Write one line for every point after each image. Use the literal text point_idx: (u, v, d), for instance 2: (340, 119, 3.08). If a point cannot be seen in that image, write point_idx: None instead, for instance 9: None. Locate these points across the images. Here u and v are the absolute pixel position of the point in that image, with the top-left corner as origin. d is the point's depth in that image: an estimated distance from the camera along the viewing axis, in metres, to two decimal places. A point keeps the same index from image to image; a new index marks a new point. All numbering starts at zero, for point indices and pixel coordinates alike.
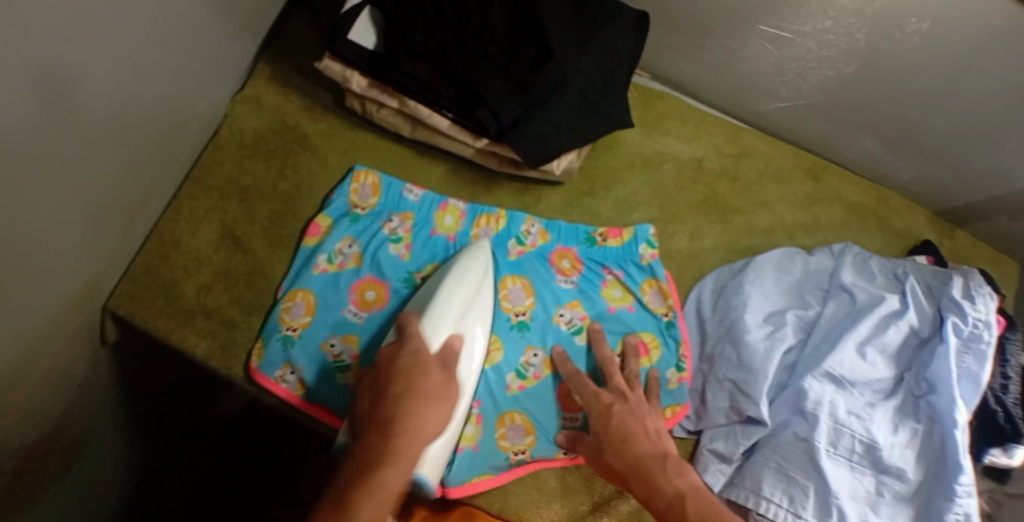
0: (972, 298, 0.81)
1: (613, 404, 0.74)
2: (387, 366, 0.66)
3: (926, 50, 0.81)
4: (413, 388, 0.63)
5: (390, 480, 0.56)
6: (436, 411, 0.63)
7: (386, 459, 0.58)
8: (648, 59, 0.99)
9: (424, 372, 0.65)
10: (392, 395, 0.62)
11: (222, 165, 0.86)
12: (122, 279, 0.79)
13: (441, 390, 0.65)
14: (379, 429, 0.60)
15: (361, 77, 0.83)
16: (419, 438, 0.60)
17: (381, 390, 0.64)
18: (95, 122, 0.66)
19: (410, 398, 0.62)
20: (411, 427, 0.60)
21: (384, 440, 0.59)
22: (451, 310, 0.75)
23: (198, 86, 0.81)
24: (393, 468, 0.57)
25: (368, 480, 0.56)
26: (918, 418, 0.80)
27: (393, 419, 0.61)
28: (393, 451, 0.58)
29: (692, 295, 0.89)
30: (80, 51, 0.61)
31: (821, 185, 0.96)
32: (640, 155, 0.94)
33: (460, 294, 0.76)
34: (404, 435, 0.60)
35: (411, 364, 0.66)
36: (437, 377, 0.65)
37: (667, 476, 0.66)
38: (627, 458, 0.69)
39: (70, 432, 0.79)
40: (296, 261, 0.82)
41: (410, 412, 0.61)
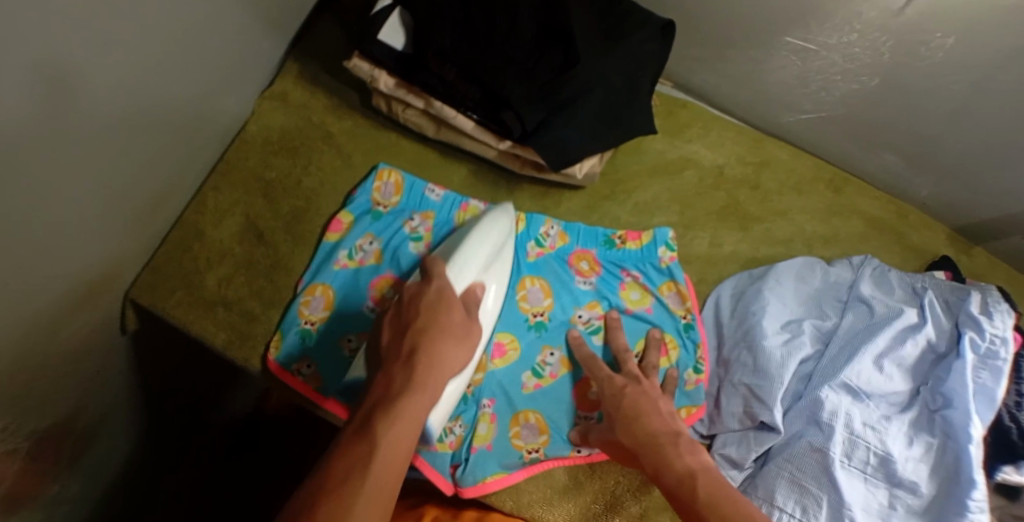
0: (990, 313, 0.82)
1: (626, 386, 0.75)
2: (412, 300, 0.68)
3: (950, 66, 0.81)
4: (437, 324, 0.66)
5: (413, 410, 0.59)
6: (457, 349, 0.67)
7: (409, 390, 0.61)
8: (672, 68, 1.00)
9: (447, 310, 0.68)
10: (415, 328, 0.66)
11: (247, 159, 0.86)
12: (144, 269, 0.80)
13: (462, 331, 0.68)
14: (403, 361, 0.63)
15: (388, 77, 0.84)
16: (440, 371, 0.64)
17: (406, 322, 0.66)
18: (128, 109, 0.67)
19: (433, 335, 0.65)
20: (434, 359, 0.64)
21: (409, 370, 0.62)
22: (476, 258, 0.77)
23: (229, 78, 0.82)
24: (415, 396, 0.60)
25: (394, 407, 0.59)
26: (932, 433, 0.80)
27: (417, 351, 0.64)
28: (417, 381, 0.62)
29: (710, 300, 0.89)
30: (116, 38, 0.61)
31: (841, 197, 0.96)
32: (662, 162, 0.95)
33: (485, 247, 0.79)
34: (425, 368, 0.63)
35: (435, 300, 0.69)
36: (459, 316, 0.69)
37: (679, 452, 0.66)
38: (636, 435, 0.70)
39: (84, 416, 0.79)
40: (318, 255, 0.82)
41: (433, 347, 0.64)
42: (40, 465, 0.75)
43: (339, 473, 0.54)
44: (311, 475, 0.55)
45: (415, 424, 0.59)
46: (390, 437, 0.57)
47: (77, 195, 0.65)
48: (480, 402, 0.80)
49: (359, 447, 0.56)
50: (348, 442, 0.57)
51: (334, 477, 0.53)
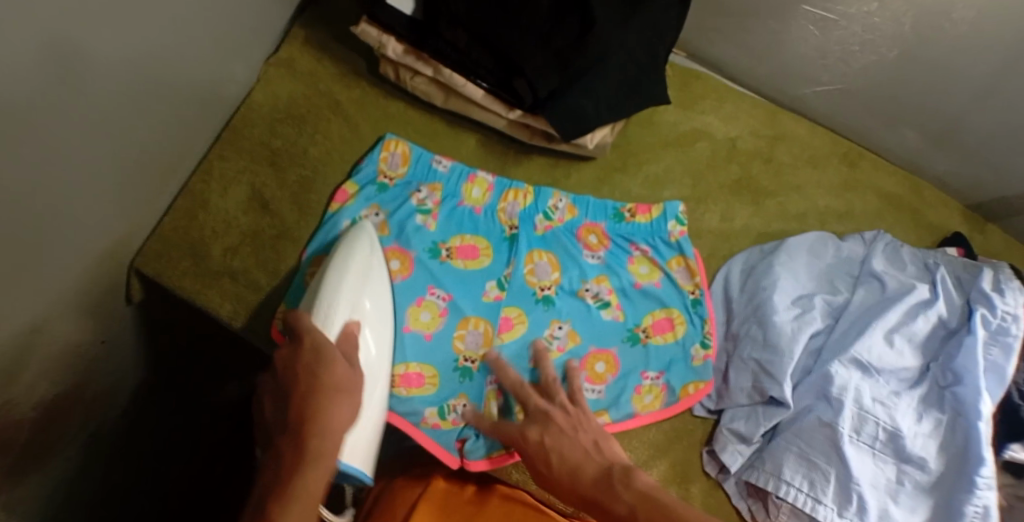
0: (1002, 290, 0.81)
1: (539, 431, 0.70)
2: (286, 371, 0.65)
3: (973, 39, 0.80)
4: (319, 384, 0.63)
5: (312, 486, 0.59)
6: (343, 398, 0.64)
7: (302, 467, 0.60)
8: (687, 38, 0.99)
9: (327, 367, 0.64)
10: (296, 397, 0.63)
11: (253, 127, 0.85)
12: (150, 238, 0.78)
13: (350, 386, 0.65)
14: (289, 441, 0.62)
15: (397, 43, 0.81)
16: (334, 440, 0.61)
17: (285, 397, 0.64)
18: (134, 74, 0.65)
19: (317, 399, 0.63)
20: (316, 428, 0.61)
21: (296, 447, 0.61)
22: (339, 293, 0.71)
23: (235, 44, 0.80)
24: (311, 468, 0.60)
25: (290, 489, 0.59)
26: (942, 410, 0.79)
27: (299, 422, 0.62)
28: (305, 459, 0.60)
29: (720, 275, 0.88)
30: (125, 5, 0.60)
31: (856, 171, 0.95)
32: (675, 134, 0.94)
33: (349, 274, 0.73)
34: (313, 439, 0.61)
35: (312, 361, 0.65)
36: (343, 371, 0.65)
37: (615, 493, 0.63)
38: (576, 473, 0.66)
39: (88, 387, 0.79)
40: (322, 227, 0.81)
41: (324, 418, 0.62)
42: (46, 434, 0.74)
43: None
44: None
45: (325, 466, 0.60)
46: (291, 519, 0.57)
47: (90, 157, 0.64)
48: (486, 378, 0.78)
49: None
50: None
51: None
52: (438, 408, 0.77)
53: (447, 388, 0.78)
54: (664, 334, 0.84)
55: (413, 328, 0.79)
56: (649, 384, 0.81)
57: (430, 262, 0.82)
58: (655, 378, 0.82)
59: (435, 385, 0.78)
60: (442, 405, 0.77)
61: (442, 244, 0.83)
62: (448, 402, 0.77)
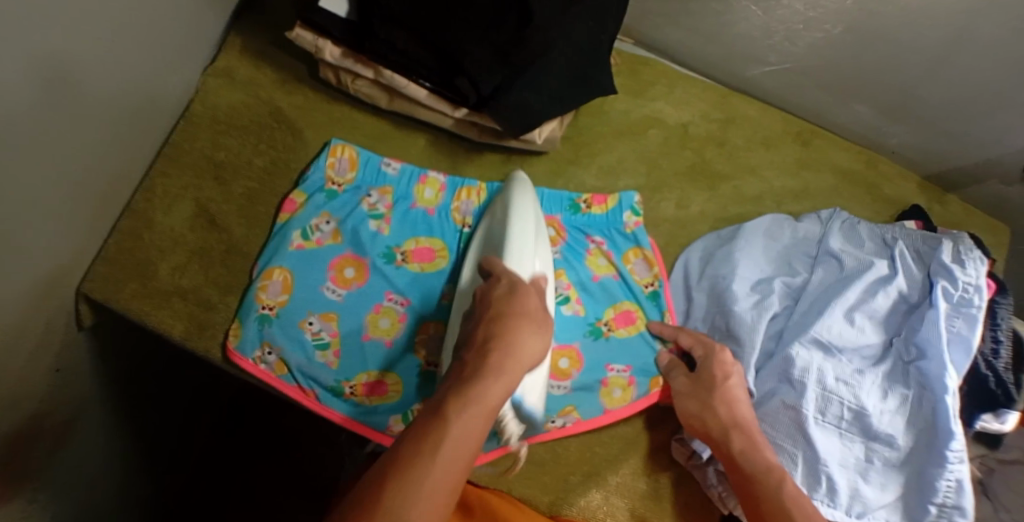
0: (962, 262, 0.79)
1: (732, 371, 0.75)
2: (484, 299, 0.65)
3: (919, 12, 0.79)
4: (513, 311, 0.63)
5: (488, 394, 0.56)
6: (525, 325, 0.62)
7: (483, 377, 0.57)
8: (631, 26, 0.98)
9: (524, 296, 0.65)
10: (490, 317, 0.63)
11: (195, 141, 0.84)
12: (95, 262, 0.77)
13: (540, 321, 0.64)
14: (475, 349, 0.61)
15: (334, 46, 0.81)
16: (518, 360, 0.60)
17: (479, 315, 0.64)
18: (66, 98, 0.64)
19: (510, 324, 0.62)
20: (511, 346, 0.60)
21: (481, 357, 0.60)
22: (529, 243, 0.73)
23: (168, 56, 0.78)
24: (489, 381, 0.57)
25: (465, 393, 0.56)
26: (908, 385, 0.78)
27: (490, 339, 0.61)
28: (490, 367, 0.58)
29: (678, 264, 0.88)
30: (49, 29, 0.59)
31: (810, 150, 0.95)
32: (627, 122, 0.93)
33: (530, 222, 0.75)
34: (501, 355, 0.60)
35: (506, 303, 0.64)
36: (536, 303, 0.65)
37: (762, 453, 0.70)
38: (724, 421, 0.73)
39: (52, 418, 0.77)
40: (272, 239, 0.80)
41: (511, 336, 0.61)
42: (18, 472, 0.72)
43: (413, 451, 0.53)
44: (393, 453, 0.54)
45: (505, 381, 0.58)
46: (455, 433, 0.54)
47: (30, 185, 0.62)
48: None
49: (429, 435, 0.54)
50: (423, 424, 0.55)
51: (403, 456, 0.53)
52: (402, 415, 0.75)
53: (411, 393, 0.76)
54: (627, 327, 0.83)
55: (372, 335, 0.77)
56: (615, 377, 0.80)
57: (385, 267, 0.81)
58: (621, 370, 0.81)
59: (400, 392, 0.76)
60: (406, 411, 0.75)
61: (396, 248, 0.82)
62: (412, 407, 0.76)
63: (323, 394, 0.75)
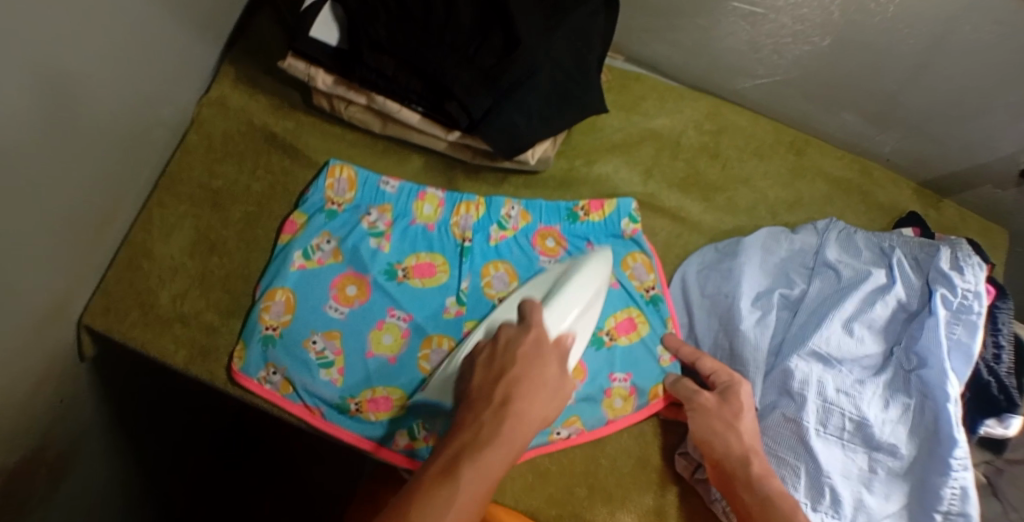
0: (961, 268, 0.78)
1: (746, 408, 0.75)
2: (508, 348, 0.65)
3: (902, 21, 0.79)
4: (531, 374, 0.63)
5: (494, 462, 0.56)
6: (540, 391, 0.62)
7: (492, 441, 0.57)
8: (621, 41, 0.98)
9: (543, 363, 0.64)
10: (509, 376, 0.62)
11: (191, 170, 0.85)
12: (95, 293, 0.78)
13: (553, 387, 0.63)
14: (494, 408, 0.60)
15: (325, 74, 0.82)
16: (529, 426, 0.60)
17: (496, 369, 0.64)
18: (58, 137, 0.65)
19: (526, 387, 0.62)
20: (525, 413, 0.60)
21: (496, 419, 0.59)
22: (577, 305, 0.75)
23: (161, 89, 0.79)
24: (498, 447, 0.57)
25: (479, 458, 0.56)
26: (909, 394, 0.78)
27: (506, 401, 0.60)
28: (501, 433, 0.58)
29: (677, 276, 0.89)
30: (39, 72, 0.60)
31: (803, 159, 0.95)
32: (619, 137, 0.94)
33: (587, 295, 0.77)
34: (513, 423, 0.59)
35: (529, 356, 0.64)
36: (554, 371, 0.64)
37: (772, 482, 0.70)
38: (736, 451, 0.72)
39: (54, 447, 0.77)
40: (274, 260, 0.81)
41: (523, 404, 0.60)
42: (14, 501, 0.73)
43: (417, 513, 0.53)
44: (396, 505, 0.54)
45: (512, 451, 0.58)
46: (462, 499, 0.54)
47: (22, 220, 0.63)
48: None
49: (436, 497, 0.54)
50: (430, 481, 0.55)
51: (411, 516, 0.52)
52: (407, 430, 0.75)
53: (415, 408, 0.76)
54: (628, 335, 0.83)
55: (376, 353, 0.78)
56: (618, 387, 0.81)
57: (386, 284, 0.81)
58: (622, 380, 0.81)
59: (403, 408, 0.76)
60: (411, 426, 0.75)
61: (397, 265, 0.82)
62: (417, 422, 0.75)
63: (331, 409, 0.75)
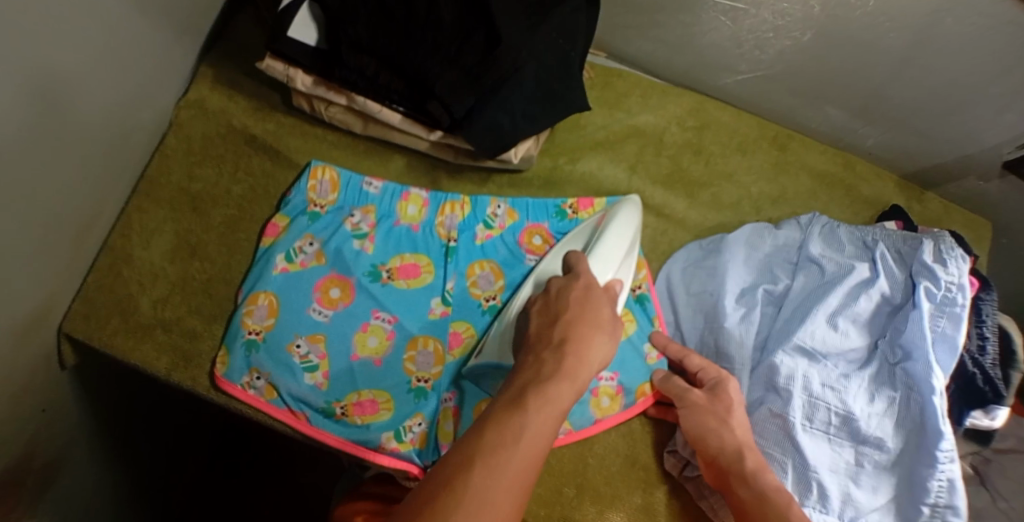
0: (944, 261, 0.78)
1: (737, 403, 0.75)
2: (560, 296, 0.66)
3: (884, 15, 0.79)
4: (588, 317, 0.63)
5: (563, 394, 0.55)
6: (598, 329, 0.62)
7: (558, 374, 0.56)
8: (603, 38, 0.98)
9: (596, 307, 0.64)
10: (564, 320, 0.62)
11: (171, 174, 0.84)
12: (74, 300, 0.77)
13: (609, 329, 0.63)
14: (552, 348, 0.60)
15: (304, 75, 0.81)
16: (590, 366, 0.59)
17: (552, 317, 0.63)
18: (36, 144, 0.64)
19: (582, 328, 0.61)
20: (586, 352, 0.59)
21: (558, 356, 0.58)
22: (618, 252, 0.79)
23: (140, 93, 0.79)
24: (565, 382, 0.56)
25: (546, 388, 0.55)
26: (894, 387, 0.78)
27: (565, 341, 0.60)
28: (566, 368, 0.57)
29: (663, 273, 0.89)
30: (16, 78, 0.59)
31: (787, 153, 0.96)
32: (603, 134, 0.94)
33: (626, 243, 0.80)
34: (575, 358, 0.58)
35: (583, 300, 0.65)
36: (609, 314, 0.64)
37: (767, 477, 0.70)
38: (728, 446, 0.72)
39: (40, 457, 0.76)
40: (256, 264, 0.80)
41: (583, 341, 0.60)
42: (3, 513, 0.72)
43: (494, 440, 0.49)
44: (466, 435, 0.51)
45: (579, 386, 0.57)
46: (536, 422, 0.52)
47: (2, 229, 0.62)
48: (442, 396, 0.77)
49: (508, 424, 0.51)
50: (502, 410, 0.53)
51: (484, 442, 0.49)
52: (394, 432, 0.75)
53: (402, 410, 0.76)
54: None
55: (361, 355, 0.77)
56: (604, 386, 0.80)
57: (371, 286, 0.80)
58: (609, 379, 0.80)
59: (390, 409, 0.76)
60: (398, 427, 0.75)
61: (381, 266, 0.82)
62: (404, 423, 0.75)
63: (317, 412, 0.75)
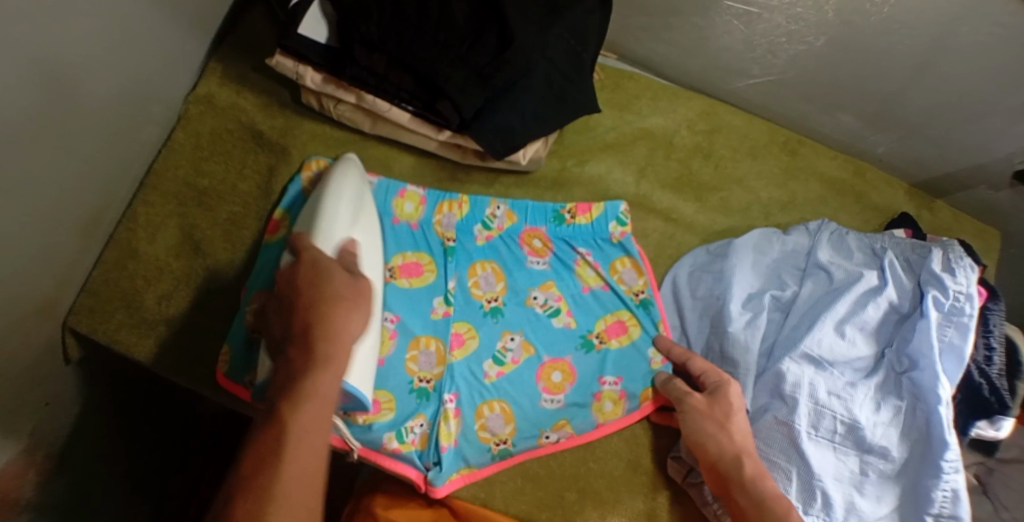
0: (953, 270, 0.78)
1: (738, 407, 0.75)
2: (289, 284, 0.63)
3: (899, 21, 0.79)
4: (323, 295, 0.61)
5: (326, 388, 0.57)
6: (309, 312, 0.60)
7: (309, 370, 0.57)
8: (614, 39, 0.97)
9: (326, 278, 0.63)
10: (301, 306, 0.60)
11: (177, 168, 0.83)
12: (80, 294, 0.77)
13: (348, 300, 0.62)
14: (299, 342, 0.59)
15: (315, 72, 0.81)
16: (345, 344, 0.59)
17: (288, 307, 0.62)
18: (44, 136, 0.63)
19: (326, 310, 0.60)
20: (332, 331, 0.59)
21: (305, 349, 0.58)
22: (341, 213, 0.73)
23: (149, 87, 0.78)
24: (318, 373, 0.57)
25: (299, 389, 0.56)
26: (900, 396, 0.78)
27: (309, 326, 0.59)
28: (318, 357, 0.58)
29: (668, 279, 0.88)
30: (27, 70, 0.59)
31: (797, 159, 0.95)
32: (613, 136, 0.93)
33: (346, 202, 0.75)
34: (325, 342, 0.58)
35: (314, 277, 0.63)
36: (343, 280, 0.63)
37: (766, 483, 0.70)
38: (728, 452, 0.72)
39: (40, 449, 0.76)
40: (258, 261, 0.80)
41: (331, 321, 0.59)
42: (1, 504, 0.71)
43: (255, 465, 0.52)
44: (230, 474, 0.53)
45: (336, 371, 0.58)
46: (298, 436, 0.53)
47: (8, 222, 0.62)
48: (443, 398, 0.76)
49: (272, 442, 0.53)
50: (257, 432, 0.54)
51: (245, 471, 0.52)
52: (396, 432, 0.74)
53: (404, 410, 0.75)
54: (619, 337, 0.83)
55: None
56: (608, 390, 0.80)
57: None
58: (613, 383, 0.80)
59: (392, 408, 0.75)
60: (399, 428, 0.74)
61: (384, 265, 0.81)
62: (405, 424, 0.75)
63: None
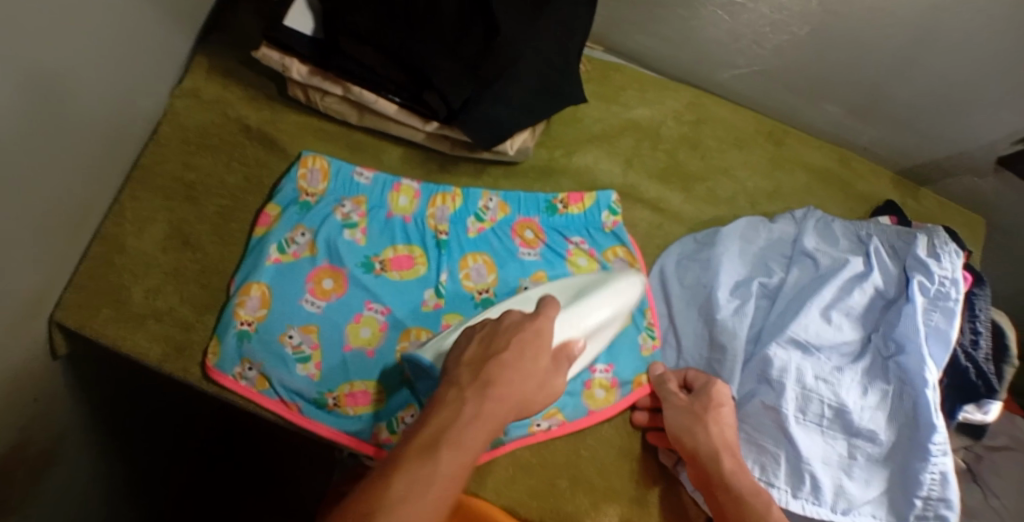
0: (938, 256, 0.79)
1: (723, 405, 0.75)
2: (511, 328, 0.65)
3: (881, 11, 0.80)
4: (520, 362, 0.62)
5: (472, 444, 0.56)
6: (527, 382, 0.62)
7: (473, 421, 0.57)
8: (601, 32, 0.98)
9: (536, 352, 0.64)
10: (499, 358, 0.62)
11: (165, 163, 0.84)
12: (67, 290, 0.77)
13: (542, 378, 0.63)
14: (476, 385, 0.60)
15: (301, 64, 0.81)
16: (506, 411, 0.59)
17: (486, 348, 0.63)
18: (32, 132, 0.63)
19: (511, 372, 0.61)
20: (506, 395, 0.60)
21: (477, 404, 0.58)
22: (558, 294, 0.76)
23: (135, 82, 0.78)
24: (475, 428, 0.57)
25: (455, 436, 0.55)
26: (887, 380, 0.79)
27: (490, 383, 0.60)
28: (480, 414, 0.58)
29: (656, 266, 0.89)
30: (17, 65, 0.59)
31: (782, 148, 0.96)
32: (600, 128, 0.94)
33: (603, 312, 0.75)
34: (495, 402, 0.59)
35: (530, 338, 0.64)
36: (546, 362, 0.64)
37: (743, 479, 0.70)
38: (709, 447, 0.72)
39: (30, 446, 0.76)
40: (249, 254, 0.80)
41: (509, 384, 0.60)
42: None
43: (404, 485, 0.52)
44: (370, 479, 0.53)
45: (491, 430, 0.58)
46: (441, 482, 0.53)
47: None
48: None
49: (418, 472, 0.53)
50: (413, 456, 0.54)
51: (394, 489, 0.51)
52: (386, 423, 0.75)
53: (395, 402, 0.75)
54: None
55: (353, 346, 0.77)
56: (599, 378, 0.80)
57: (363, 277, 0.80)
58: (604, 371, 0.81)
59: (383, 401, 0.76)
60: (390, 419, 0.75)
61: (375, 258, 0.82)
62: (397, 415, 0.75)
63: (308, 404, 0.75)
